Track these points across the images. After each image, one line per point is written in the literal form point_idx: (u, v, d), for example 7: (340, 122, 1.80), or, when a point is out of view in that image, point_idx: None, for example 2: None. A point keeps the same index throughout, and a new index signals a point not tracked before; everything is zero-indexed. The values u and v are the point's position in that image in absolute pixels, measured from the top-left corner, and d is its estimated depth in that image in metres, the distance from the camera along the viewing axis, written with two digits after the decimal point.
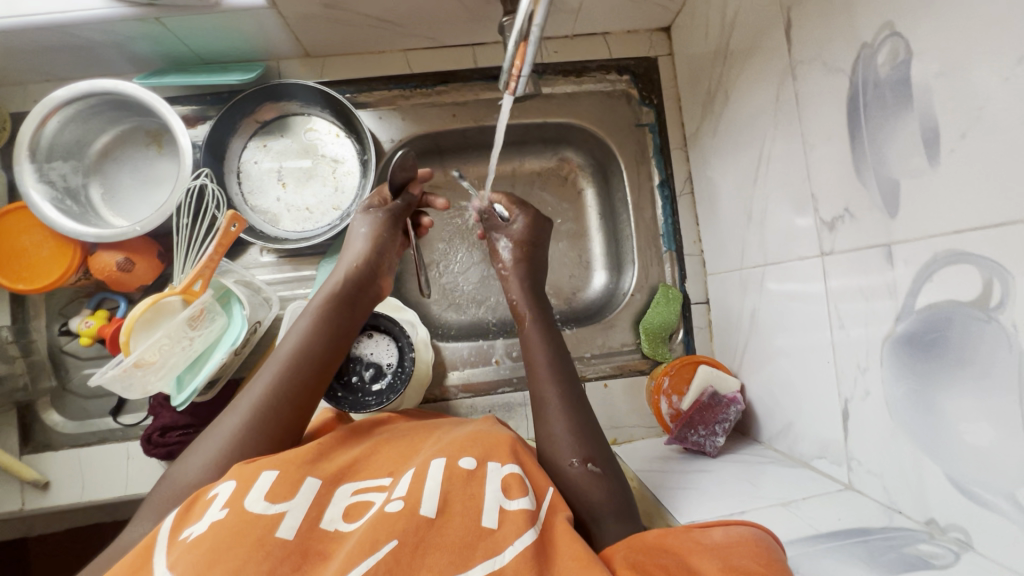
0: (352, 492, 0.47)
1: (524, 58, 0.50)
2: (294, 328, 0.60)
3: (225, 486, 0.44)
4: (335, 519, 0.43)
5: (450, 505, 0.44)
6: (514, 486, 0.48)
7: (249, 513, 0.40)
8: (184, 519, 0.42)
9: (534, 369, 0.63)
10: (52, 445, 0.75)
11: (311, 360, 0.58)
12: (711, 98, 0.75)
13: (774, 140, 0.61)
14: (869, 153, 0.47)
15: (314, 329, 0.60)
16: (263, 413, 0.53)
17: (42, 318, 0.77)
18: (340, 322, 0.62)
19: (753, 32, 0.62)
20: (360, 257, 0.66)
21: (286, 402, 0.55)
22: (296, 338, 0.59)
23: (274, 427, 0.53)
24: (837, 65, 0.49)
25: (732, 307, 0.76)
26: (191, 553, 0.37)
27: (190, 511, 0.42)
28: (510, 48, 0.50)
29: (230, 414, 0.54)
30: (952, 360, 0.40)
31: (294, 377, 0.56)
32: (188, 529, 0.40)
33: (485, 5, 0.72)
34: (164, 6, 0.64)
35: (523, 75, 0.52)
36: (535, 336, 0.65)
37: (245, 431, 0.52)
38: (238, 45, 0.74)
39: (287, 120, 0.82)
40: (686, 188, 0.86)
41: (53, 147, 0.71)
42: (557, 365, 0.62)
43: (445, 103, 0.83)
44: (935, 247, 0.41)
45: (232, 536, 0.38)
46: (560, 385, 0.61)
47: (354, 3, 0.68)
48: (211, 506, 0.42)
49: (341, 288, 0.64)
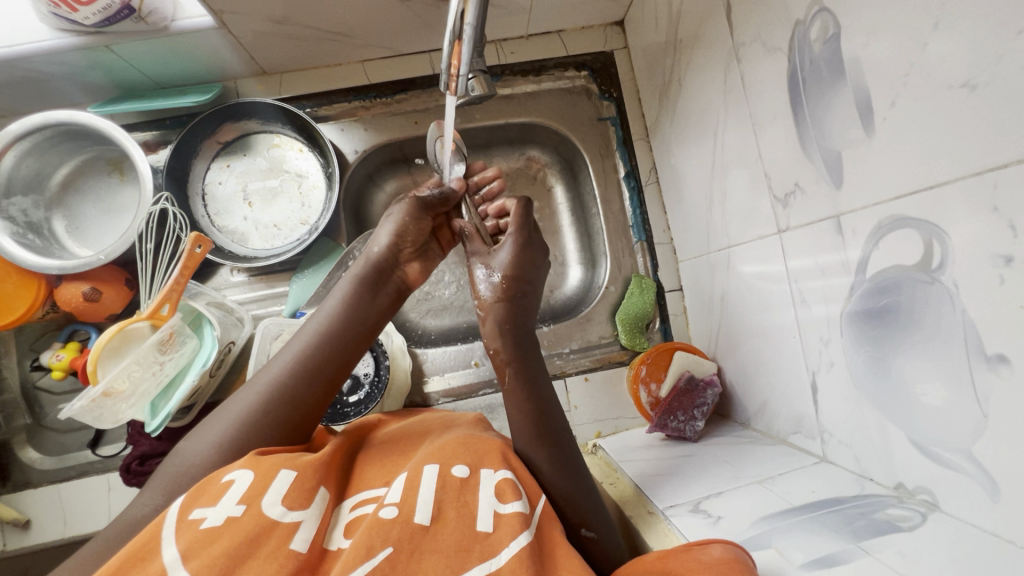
0: (352, 508, 0.46)
1: (460, 57, 0.51)
2: (321, 309, 0.60)
3: (241, 473, 0.43)
4: (335, 538, 0.43)
5: (444, 512, 0.44)
6: (507, 491, 0.47)
7: (266, 518, 0.40)
8: (196, 500, 0.41)
9: (515, 428, 0.57)
10: (31, 483, 0.74)
11: (338, 345, 0.57)
12: (666, 88, 0.76)
13: (727, 124, 0.62)
14: (811, 128, 0.48)
15: (341, 312, 0.59)
16: (281, 395, 0.53)
17: (14, 355, 0.77)
18: (365, 311, 0.60)
19: (697, 20, 0.63)
20: (387, 230, 0.64)
21: (304, 387, 0.54)
22: (323, 320, 0.58)
23: (278, 413, 0.52)
24: (775, 44, 0.50)
25: (705, 291, 0.77)
26: (205, 551, 0.37)
27: (203, 492, 0.42)
28: (445, 50, 0.51)
29: (244, 391, 0.54)
30: (903, 324, 0.41)
31: (316, 359, 0.55)
32: (200, 510, 0.40)
33: (434, 10, 0.72)
34: (111, 33, 0.64)
35: (461, 75, 0.53)
36: (512, 393, 0.58)
37: (218, 444, 0.50)
38: (193, 67, 0.74)
39: (249, 139, 0.82)
40: (651, 178, 0.86)
41: (11, 182, 0.70)
42: (544, 415, 0.57)
43: (405, 111, 0.83)
44: (879, 215, 0.42)
45: (245, 542, 0.38)
46: (541, 443, 0.55)
47: (304, 18, 0.69)
48: (225, 494, 0.42)
49: (365, 273, 0.61)
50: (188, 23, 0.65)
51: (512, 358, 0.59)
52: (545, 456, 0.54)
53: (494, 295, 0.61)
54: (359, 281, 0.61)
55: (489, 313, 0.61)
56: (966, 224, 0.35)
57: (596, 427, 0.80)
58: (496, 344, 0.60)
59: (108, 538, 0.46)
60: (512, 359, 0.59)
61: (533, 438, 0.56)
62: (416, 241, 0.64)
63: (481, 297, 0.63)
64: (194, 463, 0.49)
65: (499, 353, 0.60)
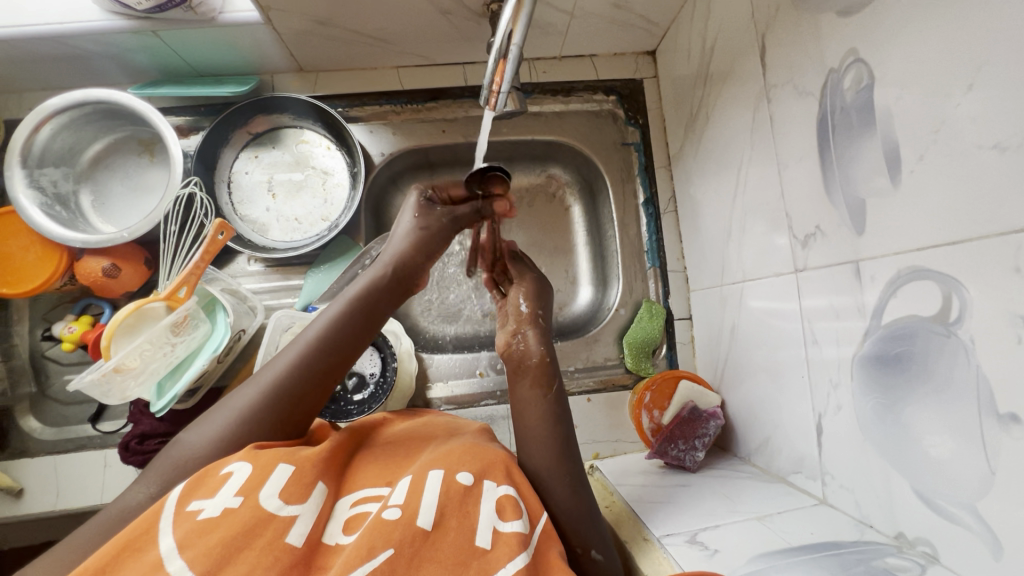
0: (352, 504, 0.46)
1: (503, 75, 0.52)
2: (325, 311, 0.59)
3: (240, 466, 0.43)
4: (332, 533, 0.43)
5: (446, 519, 0.44)
6: (508, 508, 0.47)
7: (263, 511, 0.41)
8: (193, 491, 0.41)
9: (533, 446, 0.58)
10: (27, 452, 0.74)
11: (340, 341, 0.57)
12: (692, 120, 0.77)
13: (751, 161, 0.63)
14: (837, 173, 0.49)
15: (346, 312, 0.59)
16: (282, 393, 0.53)
17: (26, 323, 0.77)
18: (372, 310, 0.60)
19: (731, 56, 0.65)
20: (407, 240, 0.65)
21: (306, 384, 0.54)
22: (326, 320, 0.58)
23: (285, 406, 0.53)
24: (807, 88, 0.51)
25: (715, 323, 0.77)
26: (201, 541, 0.38)
27: (201, 483, 0.42)
28: (489, 66, 0.52)
29: (246, 387, 0.54)
30: (916, 374, 0.41)
31: (318, 357, 0.55)
32: (198, 502, 0.41)
33: (474, 25, 0.74)
34: (160, 19, 0.65)
35: (502, 92, 0.54)
36: (539, 407, 0.60)
37: (226, 432, 0.50)
38: (233, 59, 0.76)
39: (279, 132, 0.83)
40: (670, 206, 0.87)
41: (45, 154, 0.72)
42: (562, 438, 0.58)
43: (434, 119, 0.85)
44: (900, 264, 0.42)
45: (242, 534, 0.39)
46: (563, 459, 0.56)
47: (347, 20, 0.70)
48: (224, 487, 0.42)
49: (383, 278, 0.62)
50: (234, 17, 0.67)
51: (549, 371, 0.63)
52: (564, 475, 0.55)
53: (536, 308, 0.69)
54: (370, 290, 0.61)
55: (533, 325, 0.66)
56: (989, 283, 0.35)
57: (593, 448, 0.80)
58: (539, 352, 0.64)
59: (112, 517, 0.46)
60: (548, 374, 0.63)
61: (551, 457, 0.57)
62: (438, 247, 0.66)
63: (521, 314, 0.68)
64: (201, 448, 0.50)
65: (545, 359, 0.63)
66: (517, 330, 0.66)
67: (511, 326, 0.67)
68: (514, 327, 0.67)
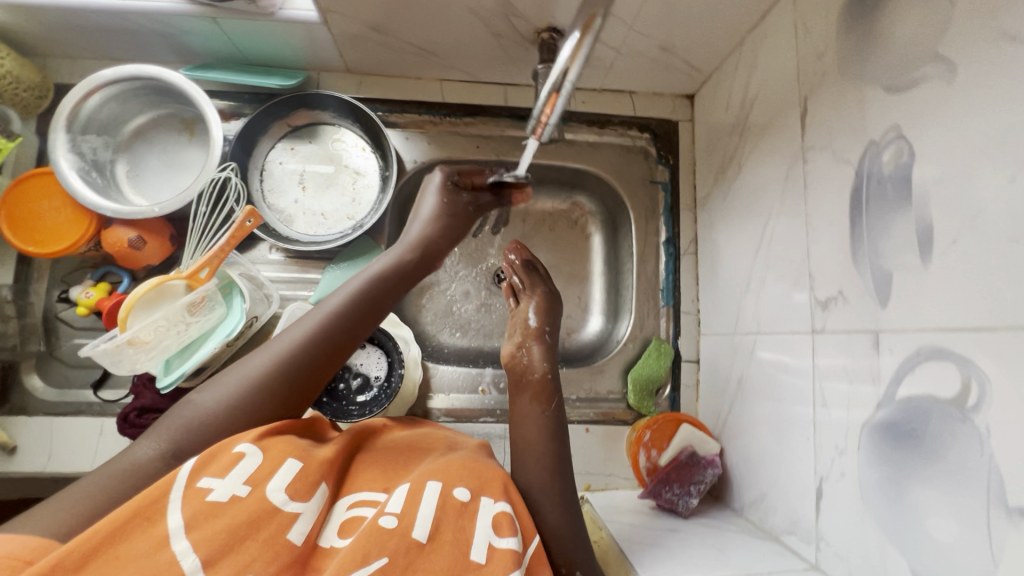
0: (348, 506, 0.47)
1: (553, 108, 0.53)
2: (344, 287, 0.60)
3: (252, 451, 0.44)
4: (327, 536, 0.43)
5: (441, 532, 0.44)
6: (504, 524, 0.46)
7: (268, 503, 0.41)
8: (204, 468, 0.42)
9: (525, 453, 0.58)
10: (26, 410, 0.74)
11: (355, 319, 0.58)
12: (724, 167, 0.78)
13: (780, 216, 0.64)
14: (866, 242, 0.49)
15: (365, 291, 0.59)
16: (296, 364, 0.54)
17: (44, 282, 0.77)
18: (389, 292, 0.61)
19: (771, 111, 0.66)
20: (435, 226, 0.68)
21: (320, 359, 0.55)
22: (344, 296, 0.58)
23: (297, 379, 0.54)
24: (845, 155, 0.52)
25: (722, 370, 0.77)
26: (208, 524, 0.38)
27: (212, 459, 0.43)
28: (542, 97, 0.54)
29: (259, 354, 0.54)
30: (926, 453, 0.41)
31: (334, 333, 0.56)
32: (207, 481, 0.41)
33: (522, 50, 0.76)
34: (222, 8, 0.67)
35: (550, 123, 0.55)
36: (535, 415, 0.61)
37: (233, 402, 0.50)
38: (284, 52, 0.78)
39: (317, 128, 0.85)
40: (690, 248, 0.88)
41: (90, 121, 0.74)
42: (557, 452, 0.59)
43: (470, 134, 0.86)
44: (921, 342, 0.43)
45: (246, 524, 0.39)
46: (554, 476, 0.56)
47: (400, 30, 0.72)
48: (234, 469, 0.42)
49: (403, 262, 0.64)
50: (293, 14, 0.69)
51: (549, 382, 0.64)
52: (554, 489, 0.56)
53: (544, 323, 0.71)
54: (392, 272, 0.62)
55: (539, 339, 0.69)
56: (1010, 375, 0.36)
57: (585, 480, 0.79)
58: (540, 368, 0.66)
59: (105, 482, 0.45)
60: (550, 385, 0.64)
61: (541, 473, 0.57)
62: (450, 240, 0.69)
63: (529, 328, 0.71)
64: (209, 416, 0.50)
65: (546, 375, 0.65)
66: (520, 345, 0.69)
67: (517, 337, 0.70)
68: (519, 341, 0.69)
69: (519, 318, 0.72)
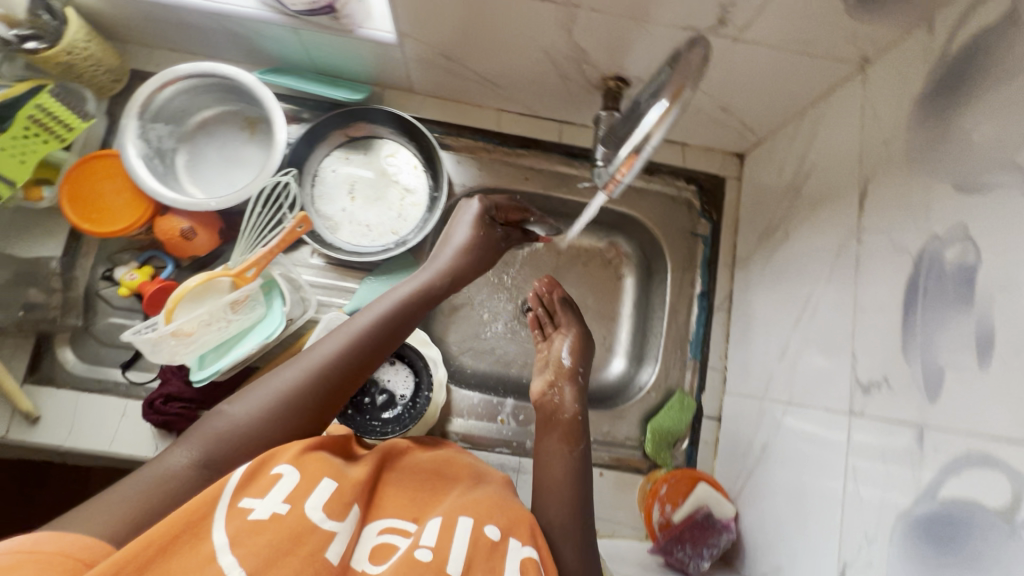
0: (379, 532, 0.48)
1: (630, 168, 0.52)
2: (373, 307, 0.61)
3: (290, 471, 0.46)
4: (360, 559, 0.45)
5: (472, 570, 0.45)
6: (532, 570, 0.46)
7: (308, 521, 0.43)
8: (246, 487, 0.44)
9: (549, 489, 0.61)
10: (54, 382, 0.75)
11: (382, 340, 0.59)
12: (769, 231, 0.79)
13: (825, 291, 0.64)
14: (919, 334, 0.49)
15: (394, 312, 0.61)
16: (324, 383, 0.55)
17: (91, 258, 0.78)
18: (415, 313, 0.63)
19: (827, 186, 0.66)
20: (467, 258, 0.70)
21: (347, 377, 0.57)
22: (374, 317, 0.60)
23: (324, 397, 0.55)
24: (903, 244, 0.53)
25: (744, 433, 0.77)
26: (252, 540, 0.40)
27: (254, 477, 0.45)
28: (620, 156, 0.52)
29: (288, 369, 0.56)
30: (968, 560, 0.41)
31: (361, 352, 0.58)
32: (249, 500, 0.43)
33: (585, 94, 0.77)
34: (305, 21, 0.69)
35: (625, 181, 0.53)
36: (561, 454, 0.63)
37: (267, 413, 0.52)
38: (355, 67, 0.80)
39: (373, 142, 0.86)
40: (723, 304, 0.88)
41: (160, 111, 0.76)
42: (579, 491, 0.61)
43: (520, 166, 0.88)
44: (970, 446, 0.43)
45: (287, 541, 0.41)
46: (575, 514, 0.59)
47: (471, 61, 0.74)
48: (274, 488, 0.44)
49: (432, 286, 0.65)
50: (371, 34, 0.71)
51: (577, 424, 0.65)
52: (575, 529, 0.57)
53: (578, 364, 0.72)
54: (420, 298, 0.64)
55: (571, 380, 0.70)
56: None
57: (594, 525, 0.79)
58: (571, 409, 0.67)
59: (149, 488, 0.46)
60: (577, 427, 0.66)
61: (564, 511, 0.58)
62: (479, 267, 0.71)
63: (562, 366, 0.73)
64: (240, 429, 0.51)
65: (577, 417, 0.66)
66: (553, 383, 0.71)
67: (550, 376, 0.72)
68: (552, 379, 0.71)
69: (552, 355, 0.74)
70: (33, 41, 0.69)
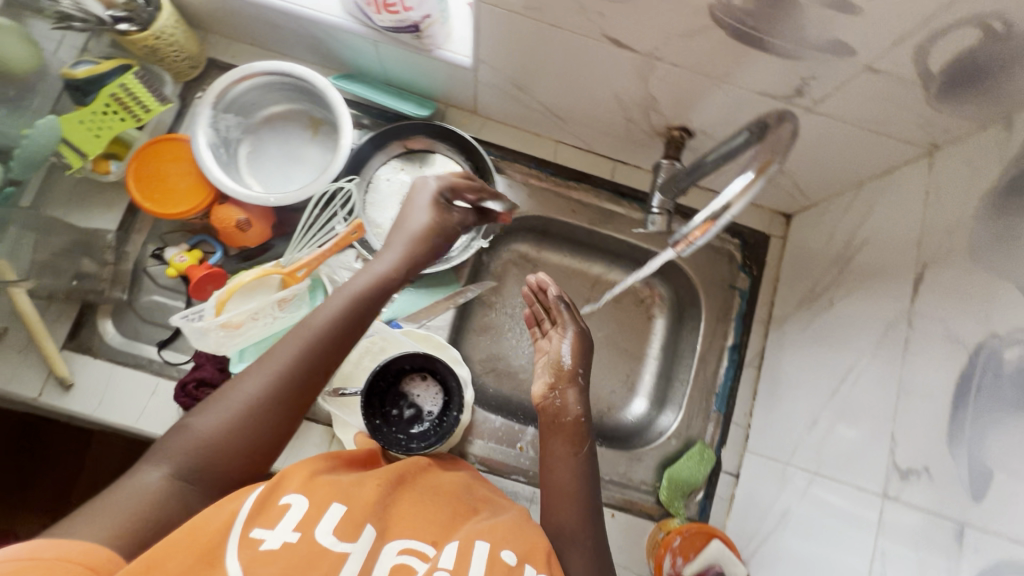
0: (399, 551, 0.48)
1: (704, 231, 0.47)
2: (326, 304, 0.59)
3: (297, 499, 0.48)
4: None
5: None
6: None
7: (318, 546, 0.45)
8: (257, 517, 0.45)
9: (558, 494, 0.61)
10: (91, 350, 0.75)
11: (339, 338, 0.58)
12: (811, 297, 0.79)
13: (867, 368, 0.64)
14: (968, 429, 0.49)
15: (347, 309, 0.59)
16: (285, 389, 0.54)
17: (143, 235, 0.80)
18: (373, 307, 0.61)
19: (880, 265, 0.66)
20: (432, 243, 0.67)
21: (308, 380, 0.56)
22: (327, 315, 0.58)
23: (285, 402, 0.54)
24: (958, 336, 0.53)
25: (763, 495, 0.76)
26: (265, 570, 0.42)
27: (263, 507, 0.47)
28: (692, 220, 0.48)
29: (248, 377, 0.55)
30: None
31: (317, 353, 0.56)
32: (259, 530, 0.45)
33: (646, 139, 0.79)
34: (386, 35, 0.71)
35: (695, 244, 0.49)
36: (563, 460, 0.62)
37: (234, 423, 0.52)
38: (424, 83, 0.82)
39: (430, 155, 0.86)
40: (754, 361, 0.88)
41: (232, 102, 0.78)
42: (589, 495, 0.61)
43: (569, 198, 0.89)
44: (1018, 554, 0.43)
45: (299, 567, 0.43)
46: (587, 521, 0.59)
47: (540, 93, 0.76)
48: (283, 518, 0.46)
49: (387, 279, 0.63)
50: (449, 56, 0.73)
51: (577, 427, 0.63)
52: (588, 537, 0.58)
53: (578, 364, 0.68)
54: (376, 288, 0.62)
55: (573, 382, 0.66)
56: None
57: None
58: (574, 412, 0.64)
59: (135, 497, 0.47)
60: (575, 430, 0.64)
61: (575, 520, 0.59)
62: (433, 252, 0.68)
63: (562, 367, 0.68)
64: (209, 441, 0.51)
65: (580, 419, 0.64)
66: (554, 387, 0.67)
67: (551, 378, 0.67)
68: (552, 382, 0.67)
69: (552, 357, 0.69)
70: (125, 23, 0.71)
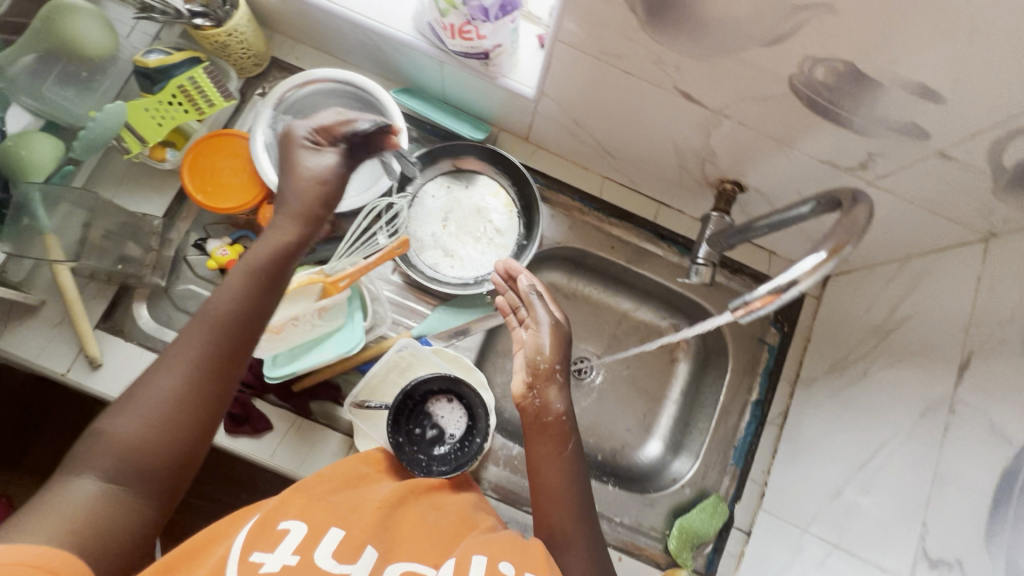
0: (401, 571, 0.47)
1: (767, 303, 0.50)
2: (226, 281, 0.53)
3: (296, 524, 0.47)
4: None
5: None
6: None
7: (317, 568, 0.44)
8: (255, 542, 0.44)
9: (550, 494, 0.59)
10: (123, 333, 0.76)
11: (251, 313, 0.52)
12: (845, 363, 0.79)
13: (901, 449, 0.65)
14: (1009, 530, 0.51)
15: (251, 282, 0.53)
16: (204, 378, 0.48)
17: (188, 224, 0.81)
18: (281, 277, 0.55)
19: (924, 344, 0.66)
20: (328, 188, 0.60)
21: (225, 365, 0.49)
22: (230, 291, 0.51)
23: (203, 394, 0.48)
24: (1004, 431, 0.53)
25: (777, 557, 0.75)
26: None
27: (262, 534, 0.45)
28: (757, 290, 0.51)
29: (159, 372, 0.47)
30: None
31: (229, 334, 0.50)
32: (259, 554, 0.43)
33: (696, 187, 0.79)
34: (453, 57, 0.72)
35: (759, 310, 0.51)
36: (550, 459, 0.60)
37: (155, 423, 0.45)
38: (481, 107, 0.83)
39: (477, 177, 0.86)
40: (776, 418, 0.85)
41: (294, 105, 0.79)
42: (580, 495, 0.59)
43: (609, 234, 0.89)
44: None
45: None
46: (581, 525, 0.58)
47: (597, 131, 0.76)
48: (281, 543, 0.45)
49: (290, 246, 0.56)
50: (512, 84, 0.73)
51: (560, 429, 0.61)
52: (583, 543, 0.57)
53: (557, 359, 0.64)
54: (280, 253, 0.55)
55: (552, 380, 0.64)
56: None
57: None
58: (556, 411, 0.62)
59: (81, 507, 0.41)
60: (558, 430, 0.62)
61: (567, 523, 0.58)
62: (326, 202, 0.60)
63: (540, 362, 0.65)
64: (129, 445, 0.44)
65: (562, 417, 0.62)
66: (533, 385, 0.64)
67: (530, 376, 0.64)
68: (531, 379, 0.64)
69: (530, 351, 0.65)
70: (200, 18, 0.72)
